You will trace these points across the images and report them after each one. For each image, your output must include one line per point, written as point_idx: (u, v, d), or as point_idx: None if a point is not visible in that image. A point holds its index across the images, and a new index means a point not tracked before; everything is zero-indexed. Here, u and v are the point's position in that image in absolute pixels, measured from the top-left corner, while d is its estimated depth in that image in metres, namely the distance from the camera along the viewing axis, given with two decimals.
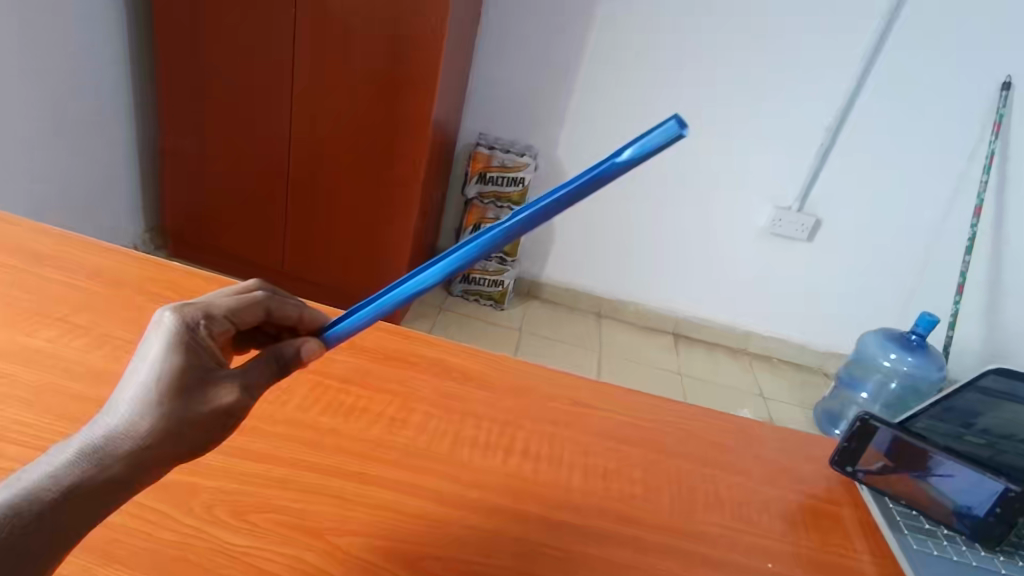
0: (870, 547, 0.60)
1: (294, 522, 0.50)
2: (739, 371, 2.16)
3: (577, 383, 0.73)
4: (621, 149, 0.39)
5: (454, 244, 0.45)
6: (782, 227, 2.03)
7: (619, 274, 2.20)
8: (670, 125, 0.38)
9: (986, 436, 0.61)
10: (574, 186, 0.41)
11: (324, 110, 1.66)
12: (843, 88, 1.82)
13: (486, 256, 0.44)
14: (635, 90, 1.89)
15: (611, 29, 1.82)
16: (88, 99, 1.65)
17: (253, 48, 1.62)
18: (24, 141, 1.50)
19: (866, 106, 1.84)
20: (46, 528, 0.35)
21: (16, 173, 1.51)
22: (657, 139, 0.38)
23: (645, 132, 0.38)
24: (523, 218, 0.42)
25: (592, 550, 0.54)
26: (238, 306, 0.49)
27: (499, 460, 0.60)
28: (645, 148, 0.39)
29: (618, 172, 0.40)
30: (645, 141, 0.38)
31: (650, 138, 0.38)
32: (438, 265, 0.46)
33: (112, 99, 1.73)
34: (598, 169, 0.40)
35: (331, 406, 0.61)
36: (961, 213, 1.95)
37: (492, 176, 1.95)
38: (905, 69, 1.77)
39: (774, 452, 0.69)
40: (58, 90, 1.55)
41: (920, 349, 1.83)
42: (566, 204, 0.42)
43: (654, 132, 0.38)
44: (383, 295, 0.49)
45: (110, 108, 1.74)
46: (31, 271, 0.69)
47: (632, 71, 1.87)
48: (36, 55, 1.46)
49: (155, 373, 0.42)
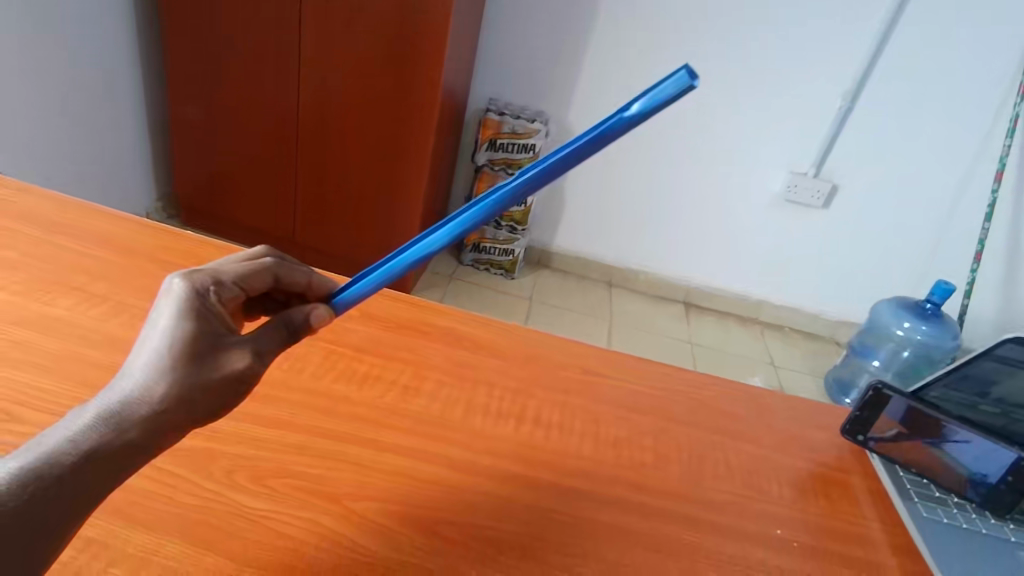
0: (879, 515, 0.60)
1: (311, 487, 0.51)
2: (751, 340, 2.16)
3: (586, 352, 0.73)
4: (630, 102, 0.38)
5: (464, 204, 0.45)
6: (797, 194, 1.99)
7: (631, 242, 2.19)
8: (681, 75, 0.37)
9: (1001, 405, 0.60)
10: (582, 142, 0.40)
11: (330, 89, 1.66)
12: (851, 75, 1.80)
13: (495, 217, 0.44)
14: (644, 72, 1.88)
15: (613, 28, 1.82)
16: (96, 81, 1.65)
17: (260, 30, 1.62)
18: (34, 125, 1.51)
19: (876, 90, 1.82)
20: (66, 492, 0.36)
21: (26, 158, 1.52)
22: (668, 90, 0.37)
23: (654, 84, 0.37)
24: (531, 176, 0.41)
25: (605, 516, 0.54)
26: (247, 272, 0.49)
27: (511, 428, 0.61)
28: (656, 101, 0.38)
29: (627, 126, 0.39)
30: (655, 93, 0.37)
31: (661, 90, 0.37)
32: (447, 227, 0.45)
33: (118, 81, 1.73)
34: (606, 125, 0.39)
35: (345, 374, 0.62)
36: (982, 175, 1.90)
37: (502, 143, 1.93)
38: (917, 47, 1.74)
39: (785, 421, 0.69)
40: (64, 76, 1.55)
41: (936, 318, 1.81)
42: (576, 160, 0.41)
43: (664, 83, 0.37)
44: (389, 260, 0.49)
45: (117, 90, 1.74)
46: (44, 239, 0.69)
47: (637, 65, 1.87)
48: (37, 43, 1.45)
49: (167, 338, 0.42)
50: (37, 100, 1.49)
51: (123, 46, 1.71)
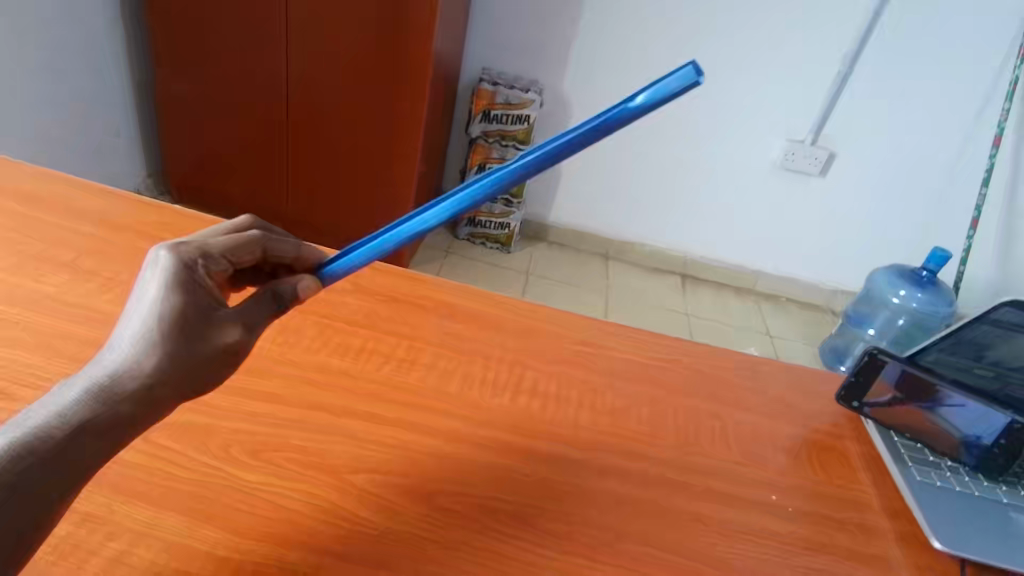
0: (874, 480, 0.61)
1: (309, 461, 0.51)
2: (747, 310, 2.16)
3: (582, 323, 0.73)
4: (634, 94, 0.39)
5: (461, 183, 0.44)
6: (795, 161, 1.98)
7: (626, 214, 2.18)
8: (688, 72, 0.37)
9: (996, 368, 0.61)
10: (586, 130, 0.40)
11: (318, 62, 1.63)
12: (851, 38, 1.77)
13: (491, 198, 0.43)
14: (640, 39, 1.84)
15: (600, 17, 1.83)
16: (82, 62, 1.62)
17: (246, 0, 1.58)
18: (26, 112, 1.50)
19: (875, 54, 1.79)
20: (58, 466, 0.36)
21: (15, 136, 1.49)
22: (673, 86, 0.38)
23: (660, 77, 0.38)
24: (532, 159, 0.41)
25: (601, 485, 0.55)
26: (234, 244, 0.48)
27: (508, 400, 0.61)
28: (660, 94, 0.38)
29: (631, 117, 0.39)
30: (660, 86, 0.38)
31: (665, 84, 0.38)
32: (442, 205, 0.45)
33: (104, 65, 1.70)
34: (610, 115, 0.39)
35: (340, 348, 0.62)
36: (980, 140, 1.89)
37: (496, 114, 1.91)
38: (918, 9, 1.71)
39: (782, 389, 0.69)
40: (50, 60, 1.52)
41: (931, 285, 1.81)
42: (580, 147, 0.41)
43: (670, 77, 0.38)
44: (382, 233, 0.49)
45: (104, 71, 1.71)
46: (35, 216, 0.68)
47: (632, 34, 1.84)
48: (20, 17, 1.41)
49: (156, 311, 0.41)
50: (28, 87, 1.48)
51: (107, 27, 1.67)
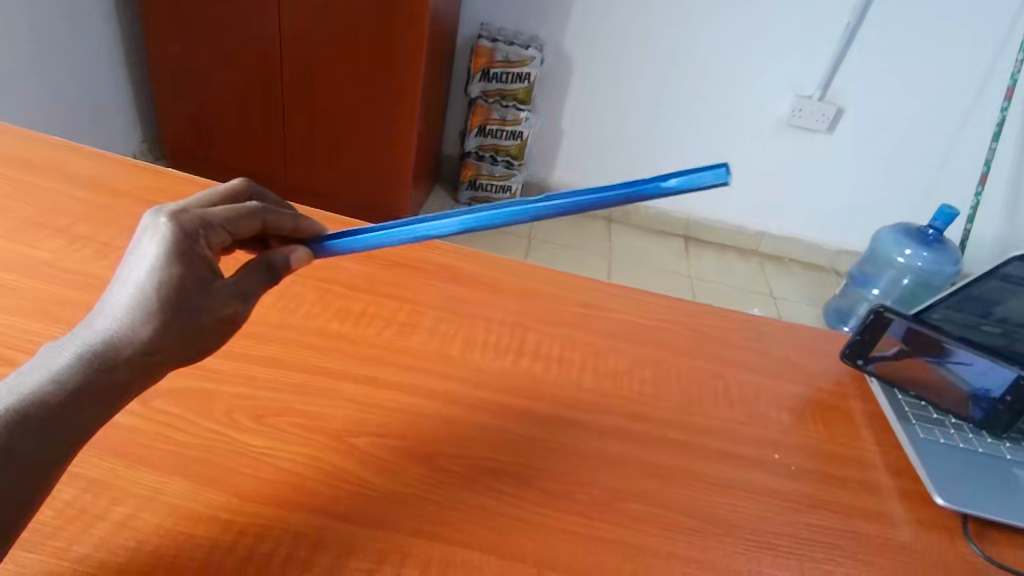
0: (876, 438, 0.61)
1: (311, 425, 0.51)
2: (751, 272, 2.15)
3: (584, 286, 0.72)
4: (668, 175, 0.40)
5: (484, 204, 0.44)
6: (802, 117, 1.94)
7: (629, 175, 2.15)
8: (721, 172, 0.39)
9: (1003, 324, 0.61)
10: (616, 196, 0.41)
11: (313, 20, 1.59)
12: None
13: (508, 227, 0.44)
14: None
15: None
16: (73, 25, 1.58)
17: None
18: (22, 76, 1.47)
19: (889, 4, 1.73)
20: (56, 430, 0.37)
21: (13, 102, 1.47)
22: (705, 180, 0.39)
23: (695, 169, 0.40)
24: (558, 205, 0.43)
25: (603, 444, 0.55)
26: (233, 216, 0.45)
27: (510, 362, 0.61)
28: (691, 184, 0.40)
29: (660, 195, 0.40)
30: (694, 177, 0.40)
31: (699, 176, 0.40)
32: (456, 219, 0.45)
33: (95, 26, 1.66)
34: (641, 188, 0.41)
35: (341, 313, 0.61)
36: (992, 92, 1.84)
37: (496, 73, 1.87)
38: None
39: (786, 349, 0.69)
40: (42, 23, 1.48)
41: (936, 244, 1.80)
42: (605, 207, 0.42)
43: (704, 172, 0.39)
44: (394, 226, 0.48)
45: (95, 34, 1.67)
46: (27, 181, 0.67)
47: None
48: None
49: (153, 281, 0.40)
50: (24, 50, 1.45)
51: None
